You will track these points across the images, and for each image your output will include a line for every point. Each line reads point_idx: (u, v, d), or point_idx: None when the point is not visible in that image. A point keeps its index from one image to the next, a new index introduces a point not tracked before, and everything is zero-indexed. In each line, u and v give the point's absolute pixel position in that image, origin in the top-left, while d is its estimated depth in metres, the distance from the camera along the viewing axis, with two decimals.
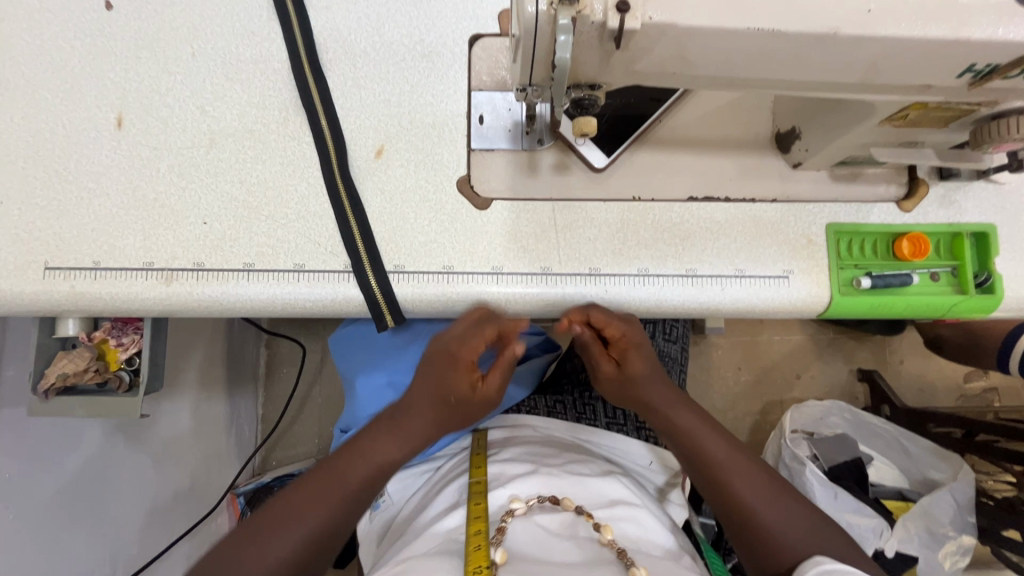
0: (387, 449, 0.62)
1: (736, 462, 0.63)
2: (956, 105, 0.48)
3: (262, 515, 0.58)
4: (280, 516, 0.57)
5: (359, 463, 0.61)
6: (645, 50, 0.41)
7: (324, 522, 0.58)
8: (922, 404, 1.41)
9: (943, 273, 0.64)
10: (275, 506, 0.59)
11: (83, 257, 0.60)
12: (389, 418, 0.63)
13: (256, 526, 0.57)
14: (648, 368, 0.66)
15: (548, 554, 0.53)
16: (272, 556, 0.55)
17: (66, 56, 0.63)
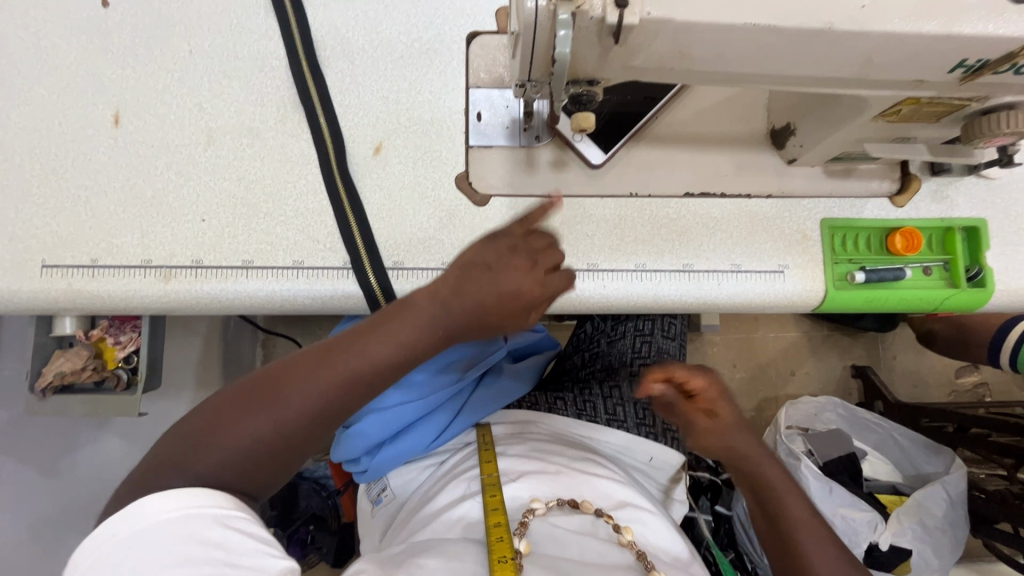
0: (414, 336, 0.50)
1: (811, 520, 0.56)
2: (947, 100, 0.48)
3: (222, 402, 0.49)
4: (272, 387, 0.48)
5: (379, 349, 0.50)
6: (643, 45, 0.42)
7: (323, 406, 0.49)
8: (915, 399, 1.43)
9: (936, 268, 0.65)
10: (269, 373, 0.49)
11: (80, 255, 0.59)
12: (427, 307, 0.50)
13: (240, 397, 0.48)
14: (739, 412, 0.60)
15: (570, 553, 0.54)
16: (256, 436, 0.47)
17: (63, 53, 0.63)
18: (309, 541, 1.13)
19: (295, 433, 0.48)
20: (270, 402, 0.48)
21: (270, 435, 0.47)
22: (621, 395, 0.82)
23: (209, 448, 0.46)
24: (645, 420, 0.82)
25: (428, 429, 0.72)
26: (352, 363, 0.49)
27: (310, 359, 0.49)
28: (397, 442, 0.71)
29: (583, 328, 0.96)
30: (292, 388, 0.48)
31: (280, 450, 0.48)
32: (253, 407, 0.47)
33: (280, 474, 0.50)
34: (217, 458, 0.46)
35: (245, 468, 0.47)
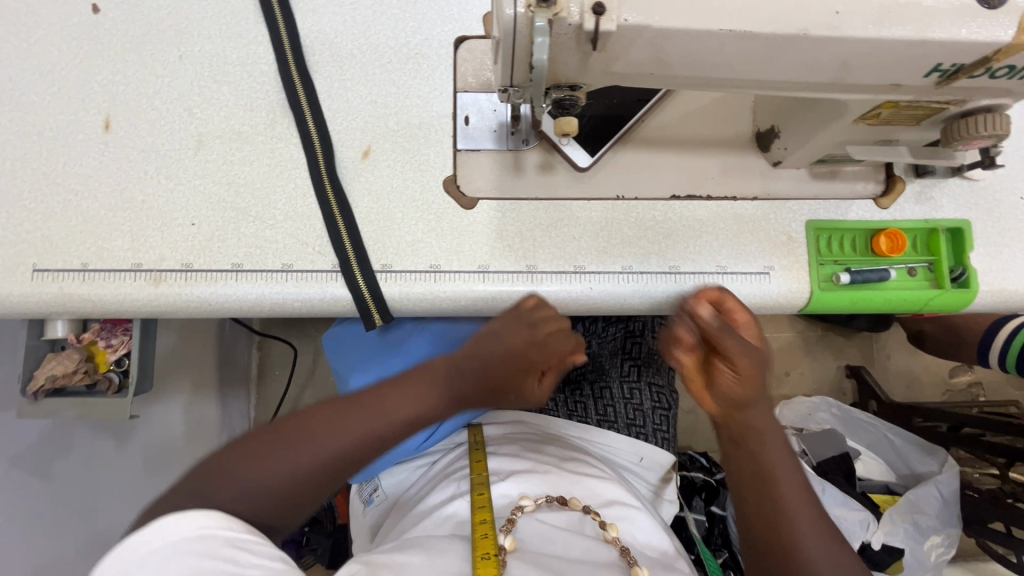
0: (434, 393, 0.59)
1: (800, 492, 0.52)
2: (926, 103, 0.49)
3: (245, 442, 0.52)
4: (301, 427, 0.53)
5: (404, 402, 0.57)
6: (622, 51, 0.42)
7: (349, 450, 0.53)
8: (908, 399, 1.43)
9: (921, 268, 0.66)
10: (296, 416, 0.54)
11: (71, 259, 0.60)
12: (446, 368, 0.60)
13: (265, 436, 0.52)
14: (758, 363, 0.53)
15: (554, 548, 0.54)
16: (281, 475, 0.50)
17: (53, 59, 0.64)
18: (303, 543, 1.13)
19: (316, 475, 0.52)
20: (298, 441, 0.52)
21: (290, 478, 0.50)
22: (611, 396, 0.86)
23: (234, 482, 0.49)
24: (636, 420, 0.85)
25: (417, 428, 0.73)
26: (377, 413, 0.55)
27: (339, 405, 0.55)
28: None
29: None
30: (322, 431, 0.53)
31: (300, 491, 0.51)
32: (282, 445, 0.51)
33: (293, 516, 0.52)
34: (241, 491, 0.48)
35: (265, 505, 0.49)
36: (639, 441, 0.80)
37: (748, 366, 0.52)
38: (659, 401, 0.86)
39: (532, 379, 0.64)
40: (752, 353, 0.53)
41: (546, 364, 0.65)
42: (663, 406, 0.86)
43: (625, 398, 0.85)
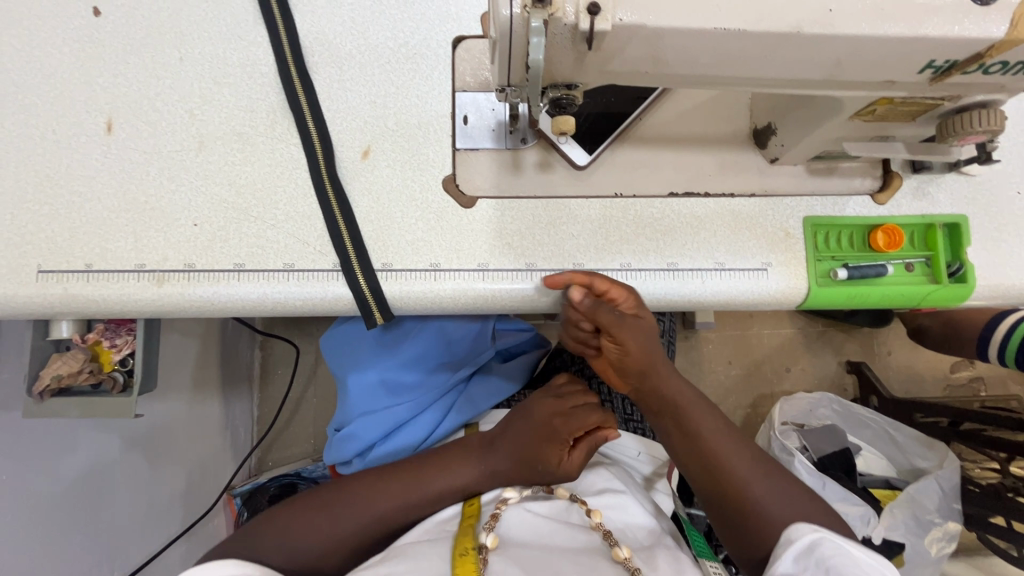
0: (464, 468, 0.63)
1: (735, 443, 0.59)
2: (921, 99, 0.49)
3: (294, 504, 0.60)
4: (342, 492, 0.61)
5: (435, 475, 0.63)
6: (617, 50, 0.43)
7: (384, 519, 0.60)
8: (909, 394, 1.44)
9: (917, 264, 0.66)
10: (343, 483, 0.62)
11: (75, 260, 0.61)
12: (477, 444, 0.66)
13: (310, 501, 0.60)
14: (653, 343, 0.60)
15: (540, 537, 0.55)
16: (324, 535, 0.57)
17: (56, 62, 0.64)
18: None
19: (354, 540, 0.59)
20: (339, 503, 0.60)
21: (329, 537, 0.57)
22: (608, 391, 0.88)
23: (283, 541, 0.56)
24: (633, 415, 0.87)
25: (418, 429, 0.76)
26: (409, 485, 0.62)
27: (378, 476, 0.63)
28: (386, 444, 0.75)
29: None
30: (359, 496, 0.61)
31: (341, 551, 0.58)
32: (323, 508, 0.59)
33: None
34: (289, 550, 0.56)
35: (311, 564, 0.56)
36: (639, 437, 0.80)
37: (648, 346, 0.59)
38: None
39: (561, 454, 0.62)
40: (640, 330, 0.58)
41: (573, 434, 0.62)
42: None
43: (623, 393, 0.88)
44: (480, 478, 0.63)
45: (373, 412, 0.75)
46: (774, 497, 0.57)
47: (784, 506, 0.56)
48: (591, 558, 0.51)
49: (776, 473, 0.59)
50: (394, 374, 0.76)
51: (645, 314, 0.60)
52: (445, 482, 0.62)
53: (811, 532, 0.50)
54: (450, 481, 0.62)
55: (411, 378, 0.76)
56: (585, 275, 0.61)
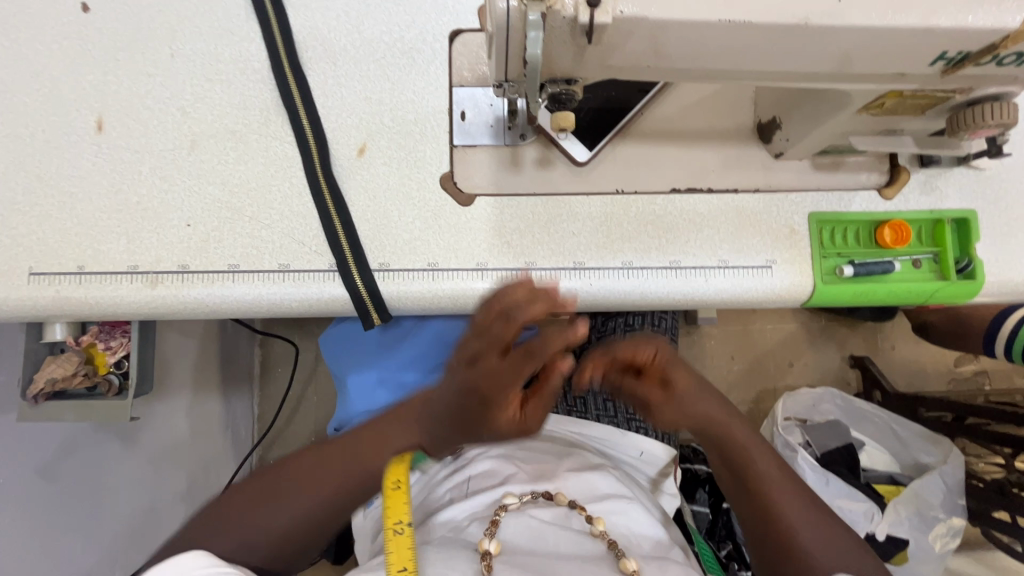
0: (408, 436, 0.61)
1: (789, 490, 0.58)
2: (932, 92, 0.48)
3: (244, 489, 0.58)
4: (288, 476, 0.58)
5: (381, 449, 0.60)
6: (618, 43, 0.41)
7: (333, 501, 0.57)
8: (913, 388, 1.43)
9: (925, 260, 0.65)
10: (287, 462, 0.59)
11: (67, 262, 0.60)
12: (418, 408, 0.62)
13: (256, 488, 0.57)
14: (703, 397, 0.60)
15: (546, 545, 0.54)
16: (270, 526, 0.55)
17: (44, 60, 0.63)
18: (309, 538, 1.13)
19: (303, 526, 0.56)
20: (286, 491, 0.57)
21: (278, 532, 0.55)
22: (610, 390, 0.84)
23: (230, 535, 0.54)
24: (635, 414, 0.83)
25: None
26: (354, 461, 0.59)
27: (320, 453, 0.60)
28: None
29: None
30: (304, 478, 0.57)
31: (291, 540, 0.56)
32: (268, 498, 0.56)
33: (287, 562, 0.57)
34: (233, 543, 0.53)
35: (257, 552, 0.54)
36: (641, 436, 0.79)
37: (694, 404, 0.59)
38: None
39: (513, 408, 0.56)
40: (687, 387, 0.58)
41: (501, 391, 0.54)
42: None
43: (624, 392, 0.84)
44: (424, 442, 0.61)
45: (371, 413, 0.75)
46: (825, 545, 0.54)
47: (836, 558, 0.53)
48: (598, 568, 0.51)
49: (834, 526, 0.56)
50: (394, 373, 0.75)
51: (684, 376, 0.58)
52: (391, 453, 0.60)
53: None
54: (394, 450, 0.60)
55: (412, 377, 0.75)
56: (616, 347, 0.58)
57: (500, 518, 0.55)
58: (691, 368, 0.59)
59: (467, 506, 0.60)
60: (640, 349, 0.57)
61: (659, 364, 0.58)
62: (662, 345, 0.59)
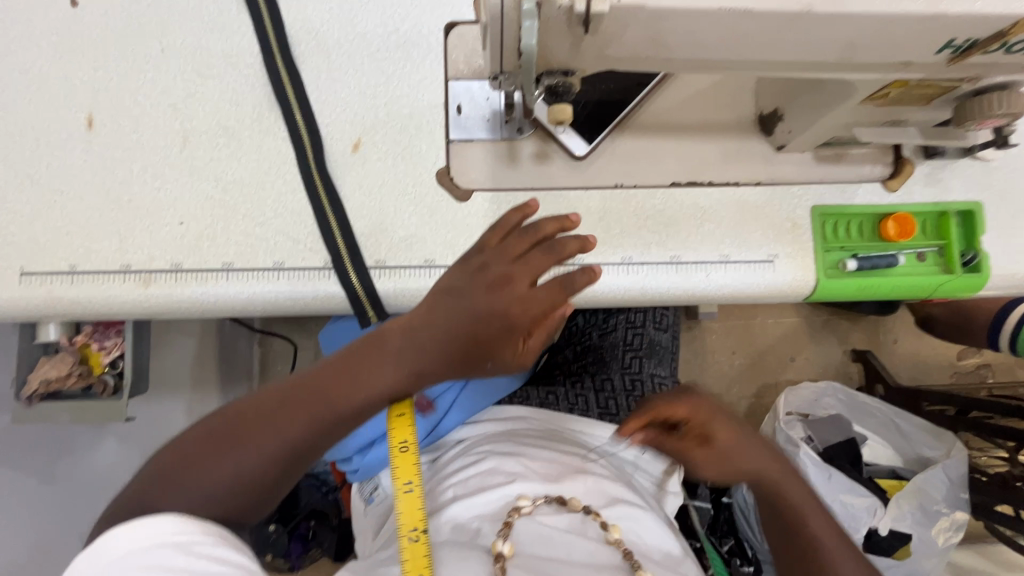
0: (386, 375, 0.47)
1: (844, 553, 0.57)
2: (937, 82, 0.47)
3: (192, 437, 0.48)
4: (241, 426, 0.47)
5: (349, 389, 0.47)
6: (616, 33, 0.40)
7: (297, 444, 0.47)
8: (916, 382, 1.42)
9: (930, 254, 0.64)
10: (239, 410, 0.48)
11: (59, 261, 0.59)
12: (397, 338, 0.48)
13: (207, 436, 0.47)
14: (748, 452, 0.60)
15: (558, 553, 0.54)
16: (226, 475, 0.46)
17: (33, 55, 0.62)
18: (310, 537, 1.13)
19: (266, 470, 0.47)
20: (237, 443, 0.46)
21: (239, 474, 0.46)
22: (612, 388, 0.83)
23: (186, 484, 0.46)
24: None
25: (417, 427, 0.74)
26: (318, 402, 0.47)
27: (276, 402, 0.47)
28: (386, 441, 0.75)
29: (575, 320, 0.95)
30: (258, 430, 0.46)
31: (256, 485, 0.47)
32: (219, 447, 0.46)
33: (264, 503, 0.49)
34: (191, 494, 0.46)
35: (219, 503, 0.46)
36: None
37: (741, 457, 0.60)
38: (660, 393, 0.83)
39: (515, 340, 0.46)
40: (728, 438, 0.60)
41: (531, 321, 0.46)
42: (665, 397, 0.83)
43: (627, 390, 0.82)
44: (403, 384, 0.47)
45: None
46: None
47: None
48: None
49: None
50: None
51: (725, 432, 0.60)
52: (364, 395, 0.47)
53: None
54: (368, 396, 0.47)
55: None
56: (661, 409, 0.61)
57: (514, 521, 0.55)
58: (734, 429, 0.61)
59: (478, 506, 0.59)
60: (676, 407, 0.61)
61: (700, 421, 0.60)
62: (702, 403, 0.62)
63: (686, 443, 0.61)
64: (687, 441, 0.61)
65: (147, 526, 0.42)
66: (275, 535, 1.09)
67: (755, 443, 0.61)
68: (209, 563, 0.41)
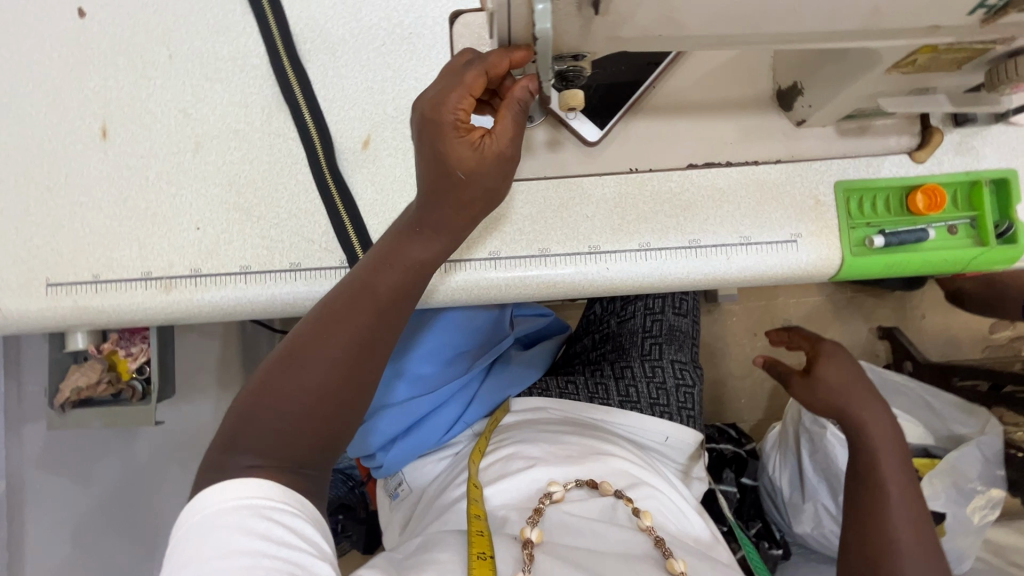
0: (410, 247, 0.52)
1: (909, 500, 0.63)
2: (969, 44, 0.44)
3: (256, 383, 0.49)
4: (297, 349, 0.50)
5: (380, 276, 0.51)
6: (627, 14, 0.38)
7: (352, 348, 0.51)
8: (945, 357, 1.38)
9: (962, 226, 0.62)
10: (292, 339, 0.51)
11: (82, 272, 0.60)
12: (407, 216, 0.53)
13: (272, 370, 0.49)
14: (839, 386, 0.69)
15: (586, 539, 0.54)
16: (297, 398, 0.49)
17: (42, 68, 0.62)
18: (341, 531, 1.13)
19: (330, 386, 0.49)
20: (299, 365, 0.49)
21: (310, 393, 0.49)
22: (632, 375, 0.81)
23: (260, 421, 0.48)
24: (660, 399, 0.80)
25: (441, 420, 0.76)
26: (363, 292, 0.51)
27: (320, 318, 0.51)
28: (410, 436, 0.75)
29: (592, 309, 0.95)
30: (313, 346, 0.50)
31: (323, 406, 0.49)
32: (281, 373, 0.49)
33: (337, 435, 0.51)
34: (265, 429, 0.48)
35: (291, 438, 0.48)
36: (666, 420, 0.78)
37: (830, 385, 0.69)
38: (682, 378, 0.82)
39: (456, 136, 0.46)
40: (840, 368, 0.70)
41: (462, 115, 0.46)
42: (687, 383, 0.82)
43: (648, 377, 0.81)
44: (436, 250, 0.53)
45: (393, 407, 0.75)
46: (920, 551, 0.60)
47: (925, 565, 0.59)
48: (643, 565, 0.51)
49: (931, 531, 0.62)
50: (414, 368, 0.75)
51: (833, 373, 0.70)
52: (395, 276, 0.52)
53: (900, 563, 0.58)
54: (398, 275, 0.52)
55: (430, 370, 0.76)
56: (782, 331, 0.79)
57: (544, 507, 0.56)
58: (849, 365, 0.70)
59: (507, 493, 0.59)
60: (805, 338, 0.76)
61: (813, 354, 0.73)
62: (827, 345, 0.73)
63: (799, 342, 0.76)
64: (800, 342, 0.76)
65: (247, 480, 0.45)
66: None
67: (861, 388, 0.69)
68: (290, 531, 0.44)
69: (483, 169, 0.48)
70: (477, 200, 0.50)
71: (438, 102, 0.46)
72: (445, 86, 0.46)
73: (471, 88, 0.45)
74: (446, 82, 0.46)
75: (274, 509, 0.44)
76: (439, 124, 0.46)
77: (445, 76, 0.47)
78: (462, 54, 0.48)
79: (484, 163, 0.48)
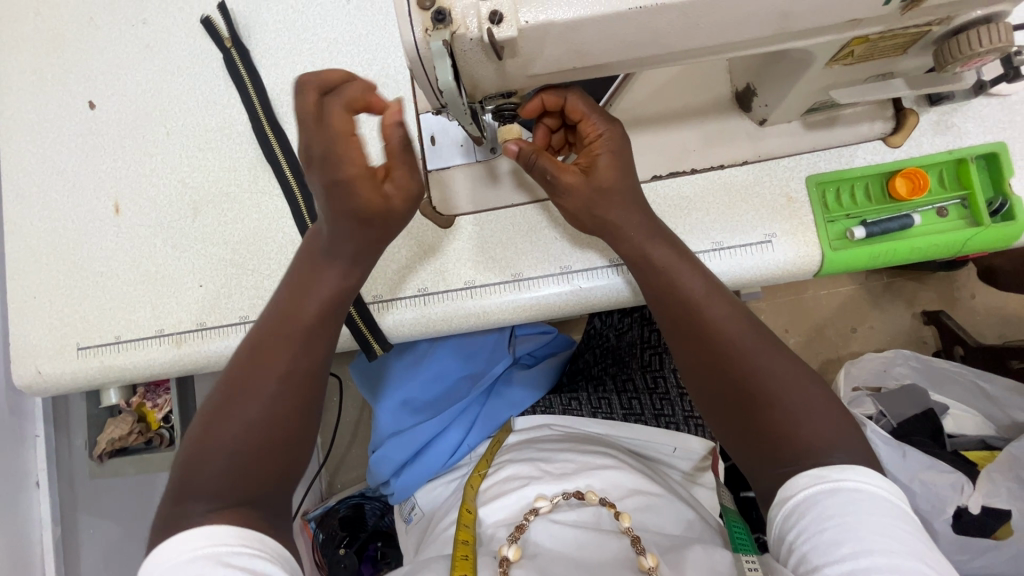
0: (323, 272, 0.56)
1: (757, 348, 0.53)
2: (905, 30, 0.43)
3: (199, 425, 0.52)
4: (234, 386, 0.53)
5: (302, 301, 0.55)
6: (535, 53, 0.41)
7: (290, 374, 0.54)
8: (1004, 338, 1.26)
9: (953, 207, 0.59)
10: (226, 378, 0.54)
11: (106, 335, 0.66)
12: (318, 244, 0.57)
13: (211, 411, 0.52)
14: (623, 205, 0.56)
15: (570, 548, 0.55)
16: (242, 434, 0.51)
17: (63, 156, 0.70)
18: (379, 558, 1.13)
19: (271, 414, 0.52)
20: (239, 395, 0.52)
21: (251, 426, 0.51)
22: (635, 388, 0.83)
23: (207, 462, 0.50)
24: (664, 410, 0.80)
25: (444, 444, 0.78)
26: (284, 319, 0.55)
27: (252, 349, 0.54)
28: (417, 460, 0.79)
29: (593, 323, 0.97)
30: (250, 378, 0.53)
31: (275, 432, 0.52)
32: (223, 411, 0.52)
33: (294, 461, 0.54)
34: (219, 466, 0.50)
35: (244, 474, 0.50)
36: (672, 431, 0.77)
37: (614, 209, 0.55)
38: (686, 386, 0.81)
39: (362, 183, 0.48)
40: (619, 168, 0.55)
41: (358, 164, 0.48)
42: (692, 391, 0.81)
43: (650, 388, 0.82)
44: (348, 272, 0.56)
45: (400, 433, 0.79)
46: (778, 404, 0.51)
47: (804, 422, 0.50)
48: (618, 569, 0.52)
49: (797, 362, 0.54)
50: (415, 394, 0.80)
51: (611, 172, 0.55)
52: (316, 299, 0.56)
53: (806, 492, 0.46)
54: (319, 297, 0.56)
55: (431, 398, 0.81)
56: (559, 94, 0.53)
57: (529, 523, 0.57)
58: (630, 164, 0.56)
59: (499, 512, 0.61)
60: (591, 124, 0.54)
61: (594, 151, 0.55)
62: (614, 133, 0.55)
63: (583, 125, 0.55)
64: (586, 125, 0.55)
65: (204, 527, 0.45)
66: (345, 558, 1.11)
67: (637, 206, 0.56)
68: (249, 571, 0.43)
69: (392, 204, 0.51)
70: (389, 232, 0.55)
71: (332, 159, 0.47)
72: (328, 141, 0.47)
73: (347, 132, 0.47)
74: (329, 137, 0.47)
75: (233, 553, 0.43)
76: (349, 178, 0.48)
77: (315, 130, 0.47)
78: (304, 103, 0.47)
79: (392, 202, 0.51)
